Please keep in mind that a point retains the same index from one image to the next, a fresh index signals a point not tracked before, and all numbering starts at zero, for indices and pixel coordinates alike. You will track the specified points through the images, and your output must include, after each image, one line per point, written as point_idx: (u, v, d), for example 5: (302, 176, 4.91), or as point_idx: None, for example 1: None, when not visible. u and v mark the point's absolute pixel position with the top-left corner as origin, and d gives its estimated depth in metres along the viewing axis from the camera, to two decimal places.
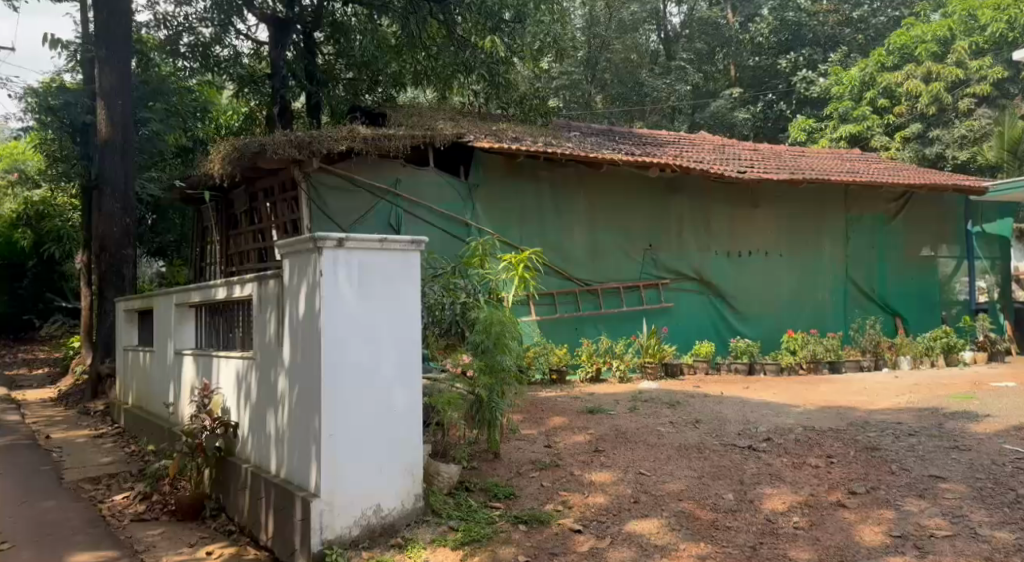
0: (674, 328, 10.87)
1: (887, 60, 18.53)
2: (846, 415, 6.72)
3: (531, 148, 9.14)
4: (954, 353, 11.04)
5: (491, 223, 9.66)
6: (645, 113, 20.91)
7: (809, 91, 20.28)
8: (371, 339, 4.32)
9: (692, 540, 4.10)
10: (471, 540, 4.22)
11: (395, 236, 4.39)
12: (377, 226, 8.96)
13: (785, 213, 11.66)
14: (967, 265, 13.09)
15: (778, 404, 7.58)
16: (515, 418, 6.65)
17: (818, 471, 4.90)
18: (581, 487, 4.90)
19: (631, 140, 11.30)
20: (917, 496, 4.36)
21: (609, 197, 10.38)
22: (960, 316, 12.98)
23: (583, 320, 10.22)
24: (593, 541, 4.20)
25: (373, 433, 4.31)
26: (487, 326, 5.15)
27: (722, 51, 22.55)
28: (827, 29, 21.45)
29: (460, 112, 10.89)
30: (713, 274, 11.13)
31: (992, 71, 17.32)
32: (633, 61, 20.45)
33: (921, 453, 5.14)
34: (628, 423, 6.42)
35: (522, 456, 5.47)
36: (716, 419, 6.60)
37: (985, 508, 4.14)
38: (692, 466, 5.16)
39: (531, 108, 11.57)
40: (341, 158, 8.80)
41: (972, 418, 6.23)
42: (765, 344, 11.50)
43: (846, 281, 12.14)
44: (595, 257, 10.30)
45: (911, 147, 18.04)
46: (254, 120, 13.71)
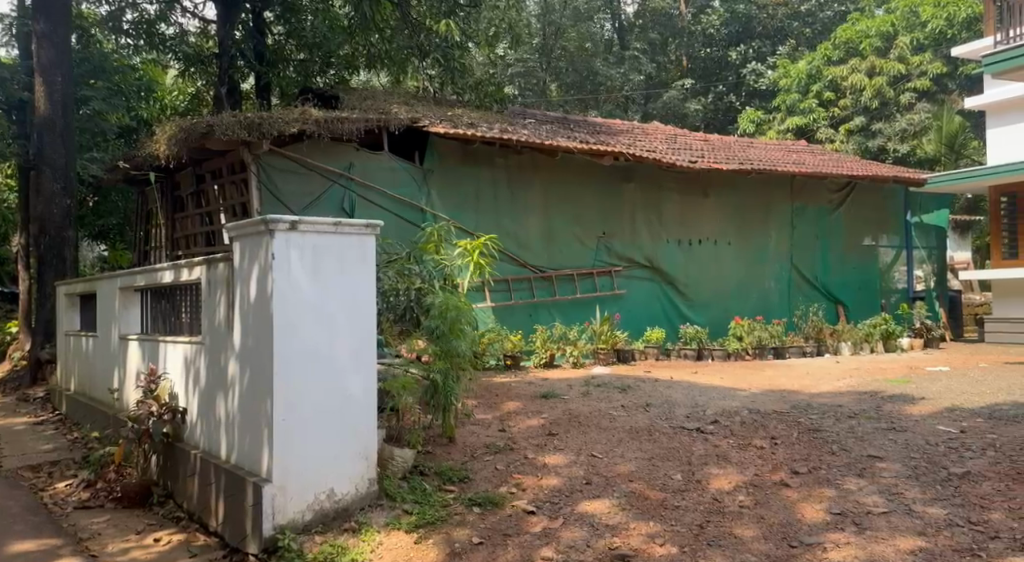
0: (626, 314, 11.01)
1: (833, 54, 18.99)
2: (788, 398, 6.95)
3: (488, 134, 9.15)
4: (893, 339, 11.47)
5: (445, 208, 9.62)
6: (599, 102, 20.86)
7: (759, 83, 20.90)
8: (325, 324, 4.28)
9: (641, 519, 4.20)
10: (426, 523, 4.25)
11: (349, 220, 4.35)
12: (330, 210, 8.85)
13: (734, 201, 11.91)
14: (906, 255, 13.60)
15: (724, 388, 7.78)
16: (469, 402, 6.66)
17: (762, 453, 5.05)
18: (535, 469, 4.96)
19: (586, 129, 11.40)
20: (856, 475, 4.54)
21: (563, 185, 10.44)
22: (898, 304, 13.48)
23: (537, 306, 10.26)
24: (545, 522, 4.26)
25: (327, 418, 4.29)
26: (442, 311, 5.21)
27: (675, 42, 22.53)
28: (776, 22, 21.90)
29: (414, 97, 10.82)
30: (664, 261, 11.30)
31: (932, 67, 17.90)
32: (587, 50, 20.47)
33: (860, 434, 5.34)
34: (581, 407, 6.51)
35: (477, 440, 5.51)
36: (666, 403, 6.74)
37: (919, 485, 4.32)
38: (642, 448, 5.27)
39: (486, 94, 11.90)
40: (291, 141, 8.65)
41: (908, 402, 6.49)
42: (713, 331, 11.73)
43: (790, 269, 12.44)
44: (550, 244, 10.37)
45: (855, 140, 18.54)
46: (201, 101, 13.33)
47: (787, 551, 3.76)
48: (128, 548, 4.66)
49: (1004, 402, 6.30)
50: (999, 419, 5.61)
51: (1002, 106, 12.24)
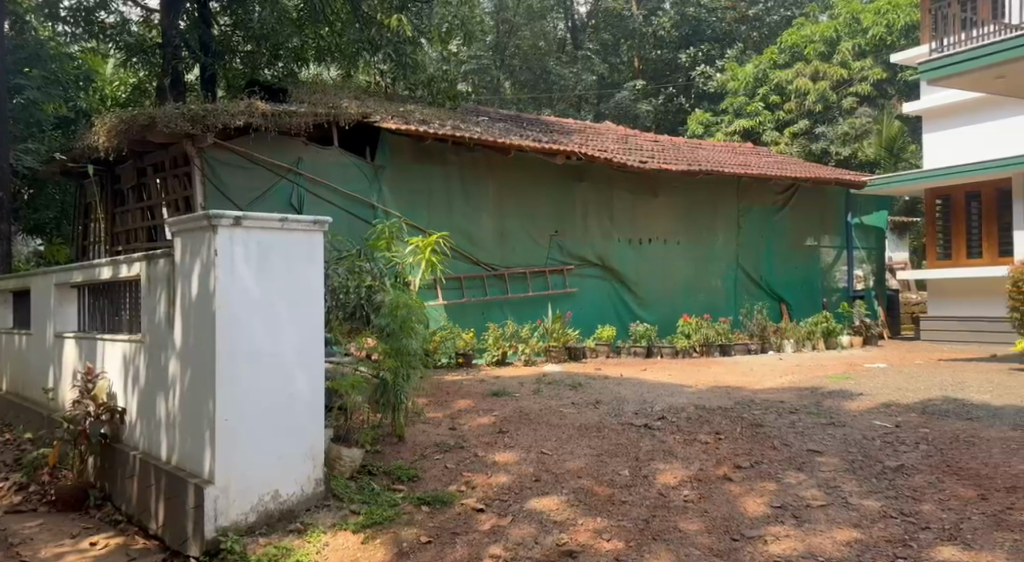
0: (578, 312, 11.09)
1: (779, 58, 19.63)
2: (733, 394, 7.10)
3: (439, 131, 9.11)
4: (833, 337, 11.87)
5: (397, 206, 9.55)
6: (553, 101, 20.93)
7: (707, 85, 21.27)
8: (271, 322, 4.21)
9: (589, 515, 4.25)
10: (373, 523, 4.22)
11: (296, 216, 4.28)
12: (277, 205, 8.70)
13: (684, 201, 12.10)
14: (846, 255, 14.02)
15: (672, 384, 7.91)
16: (420, 401, 6.63)
17: (707, 448, 5.15)
18: (485, 467, 4.96)
19: (538, 127, 11.44)
20: (796, 469, 4.66)
21: (516, 183, 10.46)
22: (839, 303, 13.89)
23: (490, 304, 10.26)
24: (494, 519, 4.28)
25: (273, 418, 4.21)
26: (393, 309, 5.12)
27: (627, 43, 22.67)
28: (724, 26, 22.29)
29: (365, 92, 10.72)
30: (615, 260, 11.41)
31: (873, 72, 18.52)
32: (540, 49, 20.85)
33: (801, 429, 5.49)
34: (532, 405, 6.54)
35: (427, 438, 5.48)
36: (615, 400, 6.82)
37: (856, 478, 4.45)
38: (591, 445, 5.32)
39: (439, 91, 11.69)
40: (237, 134, 8.50)
41: (846, 397, 6.69)
42: (662, 329, 11.89)
43: (736, 269, 12.70)
44: (502, 242, 10.37)
45: (799, 143, 18.91)
46: (144, 92, 12.91)
47: (730, 544, 3.84)
48: (62, 552, 4.51)
49: (937, 398, 6.54)
50: (932, 414, 5.82)
51: (938, 111, 12.72)
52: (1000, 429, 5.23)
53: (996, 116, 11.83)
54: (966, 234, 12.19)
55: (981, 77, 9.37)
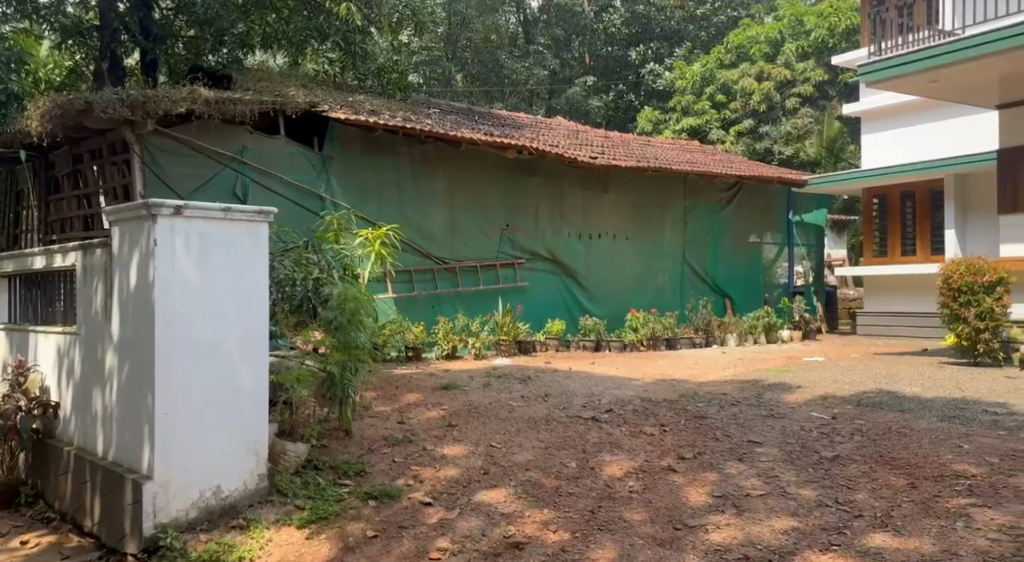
0: (528, 306, 11.14)
1: (725, 57, 20.03)
2: (678, 387, 7.24)
3: (390, 122, 9.03)
4: (774, 331, 12.23)
5: (346, 197, 9.42)
6: (505, 94, 20.73)
7: (657, 83, 21.72)
8: (213, 314, 4.11)
9: (536, 507, 4.28)
10: (318, 519, 4.17)
11: (239, 206, 4.19)
12: (220, 194, 8.50)
13: (633, 197, 12.25)
14: (788, 252, 14.40)
15: (618, 377, 8.02)
16: (369, 394, 6.56)
17: (652, 439, 5.24)
18: (433, 460, 4.95)
19: (489, 121, 11.42)
20: (737, 460, 4.77)
21: (467, 177, 10.43)
22: (780, 298, 14.27)
23: (440, 297, 10.21)
24: (442, 512, 4.27)
25: (215, 413, 4.12)
26: (341, 302, 5.07)
27: (579, 38, 22.70)
28: (673, 24, 22.61)
29: (314, 80, 10.58)
30: (566, 254, 11.49)
31: (815, 74, 18.93)
32: (492, 42, 20.22)
33: (741, 420, 5.63)
34: (481, 398, 6.54)
35: (375, 432, 5.42)
36: (565, 393, 6.88)
37: (794, 468, 4.58)
38: (540, 438, 5.35)
39: (390, 82, 11.77)
40: (179, 121, 8.28)
41: (786, 390, 6.89)
42: (611, 323, 12.01)
43: (683, 264, 12.91)
44: (453, 235, 10.33)
45: (745, 142, 19.36)
46: (80, 77, 12.44)
47: (673, 533, 3.92)
48: None
49: (871, 390, 6.78)
50: (866, 406, 6.02)
51: (875, 113, 13.10)
52: (928, 420, 5.45)
53: (931, 118, 12.27)
54: (901, 233, 12.62)
55: (917, 80, 9.70)
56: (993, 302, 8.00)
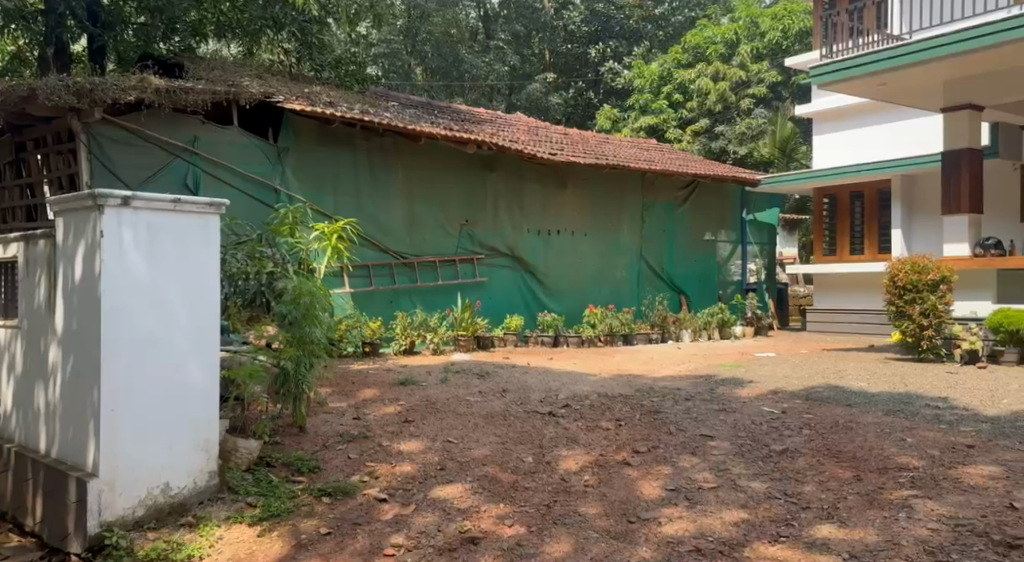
0: (487, 302, 11.13)
1: (683, 58, 20.19)
2: (634, 382, 7.32)
3: (347, 114, 8.92)
4: (727, 327, 12.49)
5: (302, 190, 9.29)
6: (464, 89, 20.56)
7: (615, 81, 21.77)
8: (162, 307, 4.02)
9: (492, 502, 4.29)
10: (271, 516, 4.12)
11: (190, 197, 4.10)
12: (171, 185, 8.32)
13: (591, 193, 12.32)
14: (741, 250, 14.66)
15: (575, 372, 8.08)
16: (324, 390, 6.49)
17: (608, 434, 5.29)
18: (388, 457, 4.92)
19: (449, 115, 11.35)
20: (690, 453, 4.85)
21: (425, 171, 10.36)
22: (733, 295, 14.53)
23: (398, 292, 10.14)
24: (397, 509, 4.26)
25: (164, 409, 4.03)
26: (295, 297, 4.96)
27: (538, 35, 22.78)
28: (630, 23, 22.86)
29: (268, 71, 10.41)
30: (525, 250, 11.51)
31: (769, 75, 19.32)
32: (452, 36, 20.00)
33: (695, 415, 5.72)
34: (439, 394, 6.52)
35: (329, 428, 5.36)
36: (522, 388, 6.90)
37: (744, 462, 4.67)
38: (497, 433, 5.36)
39: (347, 74, 11.36)
40: (128, 110, 8.07)
41: (738, 384, 7.02)
42: (570, 318, 12.07)
43: (640, 261, 13.04)
44: (412, 230, 10.26)
45: (700, 142, 19.68)
46: (24, 61, 12.04)
47: (626, 526, 3.96)
48: None
49: (820, 385, 6.95)
50: (815, 401, 6.17)
51: (827, 115, 13.39)
52: (874, 414, 5.61)
53: (882, 120, 12.57)
54: (850, 233, 12.94)
55: (865, 83, 9.95)
56: (936, 300, 8.27)
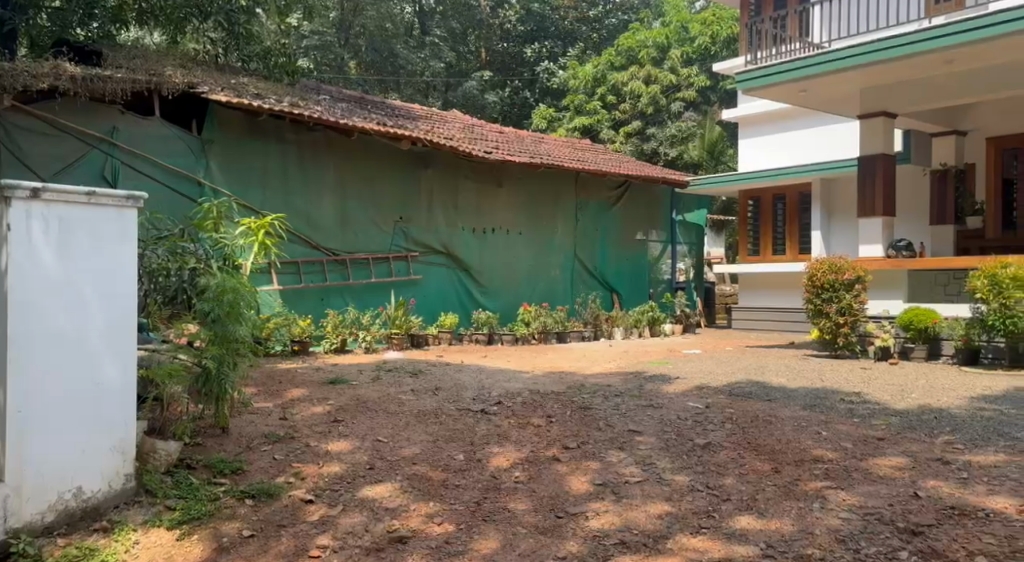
0: (421, 299, 11.05)
1: (616, 60, 20.60)
2: (565, 379, 7.41)
3: (276, 107, 8.73)
4: (657, 325, 12.77)
5: (228, 184, 9.04)
6: (400, 85, 20.25)
7: (551, 81, 22.07)
8: (74, 303, 3.85)
9: (421, 500, 4.27)
10: (191, 519, 4.02)
11: (105, 190, 3.96)
12: (87, 177, 8.00)
13: (525, 192, 12.38)
14: (671, 250, 14.98)
15: (508, 370, 8.12)
16: (249, 390, 6.33)
17: (539, 430, 5.33)
18: (315, 457, 4.84)
19: (382, 110, 11.23)
20: (618, 448, 4.94)
21: (358, 167, 10.22)
22: (664, 293, 14.83)
23: (329, 290, 9.96)
24: (324, 509, 4.19)
25: (76, 409, 3.85)
26: (219, 293, 4.82)
27: (475, 33, 22.88)
28: (566, 24, 23.35)
29: (193, 60, 10.13)
30: (459, 248, 11.48)
31: (698, 80, 19.74)
32: (387, 31, 19.57)
33: (623, 410, 5.83)
34: (370, 393, 6.45)
35: (254, 429, 5.23)
36: (454, 386, 6.89)
37: (670, 456, 4.78)
38: (429, 431, 5.34)
39: (276, 65, 11.15)
40: (41, 97, 7.73)
41: (666, 381, 7.19)
42: (504, 317, 12.10)
43: (573, 259, 13.18)
44: (343, 226, 10.10)
45: (632, 143, 19.87)
46: None
47: (554, 522, 4.01)
48: None
49: (742, 380, 7.18)
50: (737, 396, 6.37)
51: (752, 119, 13.79)
52: (792, 408, 5.82)
53: (805, 125, 13.01)
54: (773, 234, 13.39)
55: (787, 89, 10.27)
56: (852, 298, 8.63)
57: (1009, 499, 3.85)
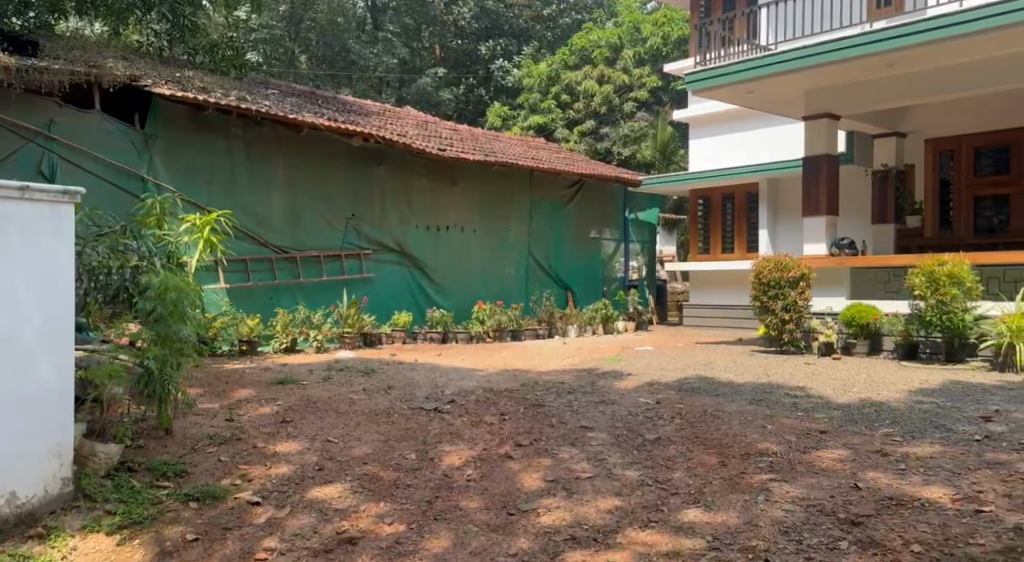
0: (374, 298, 10.94)
1: (569, 59, 20.71)
2: (519, 377, 7.43)
3: (223, 101, 8.55)
4: (611, 322, 12.89)
5: (172, 181, 8.82)
6: (352, 80, 19.81)
7: (505, 79, 22.08)
8: (7, 302, 3.68)
9: (372, 501, 4.23)
10: (132, 523, 3.93)
11: (41, 185, 3.81)
12: (23, 172, 7.75)
13: (479, 190, 12.36)
14: (624, 248, 15.13)
15: (462, 368, 8.11)
16: (193, 391, 6.19)
17: (492, 428, 5.34)
18: (262, 458, 4.76)
19: (334, 106, 11.10)
20: (570, 444, 4.97)
21: (308, 163, 10.08)
22: (617, 292, 14.96)
23: (279, 288, 9.78)
24: (271, 512, 4.13)
25: (10, 412, 3.67)
26: (161, 292, 4.69)
27: (428, 29, 22.63)
28: (521, 22, 23.39)
29: (135, 52, 9.90)
30: (412, 246, 11.40)
31: (650, 80, 20.06)
32: (338, 24, 19.56)
33: (576, 407, 5.88)
34: (320, 392, 6.37)
35: (199, 431, 5.12)
36: (407, 385, 6.84)
37: (621, 451, 4.83)
38: (380, 431, 5.29)
39: (223, 60, 10.98)
40: None
41: (618, 377, 7.26)
42: (458, 315, 12.06)
43: (528, 258, 13.21)
44: (293, 223, 9.94)
45: (586, 142, 20.04)
46: None
47: (505, 519, 4.01)
48: None
49: (692, 376, 7.29)
50: (687, 391, 6.47)
51: (702, 119, 13.99)
52: (739, 403, 5.94)
53: (753, 126, 13.25)
54: (722, 233, 13.63)
55: (735, 91, 10.45)
56: (797, 296, 8.84)
57: (942, 489, 3.99)
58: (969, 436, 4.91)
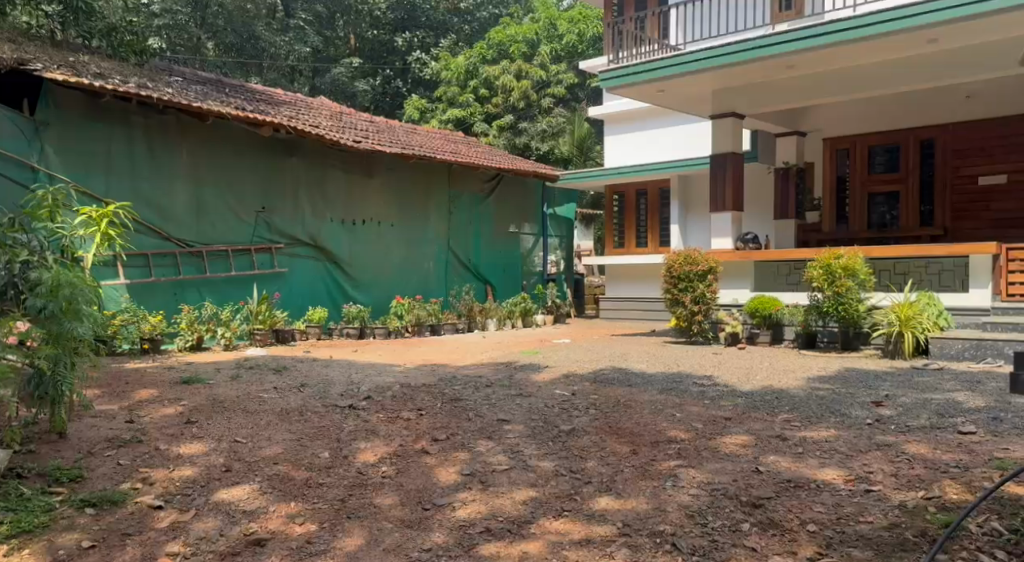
0: (287, 293, 10.68)
1: (487, 53, 20.58)
2: (437, 371, 7.42)
3: (121, 88, 8.15)
4: (529, 316, 13.01)
5: (66, 170, 8.35)
6: (262, 69, 19.49)
7: (423, 71, 21.84)
8: None
9: (282, 501, 4.13)
10: (20, 532, 3.71)
11: None
12: None
13: (396, 184, 12.22)
14: (543, 242, 15.28)
15: (379, 364, 8.03)
16: (91, 391, 5.89)
17: (408, 424, 5.29)
18: (165, 461, 4.57)
19: (243, 95, 10.74)
20: (486, 438, 4.99)
21: (215, 153, 9.73)
22: (535, 285, 15.11)
23: (185, 284, 9.41)
24: (175, 515, 3.98)
25: None
26: (53, 287, 4.44)
27: (343, 18, 22.47)
28: (438, 14, 23.06)
29: (25, 34, 9.35)
30: (327, 240, 11.18)
31: (566, 76, 20.36)
32: (248, 11, 19.03)
33: (492, 400, 5.91)
34: (228, 391, 6.16)
35: (96, 434, 4.87)
36: (321, 382, 6.72)
37: (536, 443, 4.88)
38: (291, 429, 5.17)
39: (122, 44, 10.28)
40: None
41: (534, 369, 7.36)
42: (375, 310, 11.91)
43: (446, 252, 13.16)
44: (200, 216, 9.58)
45: (505, 136, 19.96)
46: None
47: (420, 514, 4.00)
48: None
49: (606, 367, 7.46)
50: (601, 382, 6.61)
51: (617, 117, 14.24)
52: (650, 393, 6.11)
53: (664, 123, 13.61)
54: (636, 226, 13.94)
55: (646, 89, 10.69)
56: (706, 288, 9.14)
57: (837, 470, 4.22)
58: (862, 420, 5.21)
